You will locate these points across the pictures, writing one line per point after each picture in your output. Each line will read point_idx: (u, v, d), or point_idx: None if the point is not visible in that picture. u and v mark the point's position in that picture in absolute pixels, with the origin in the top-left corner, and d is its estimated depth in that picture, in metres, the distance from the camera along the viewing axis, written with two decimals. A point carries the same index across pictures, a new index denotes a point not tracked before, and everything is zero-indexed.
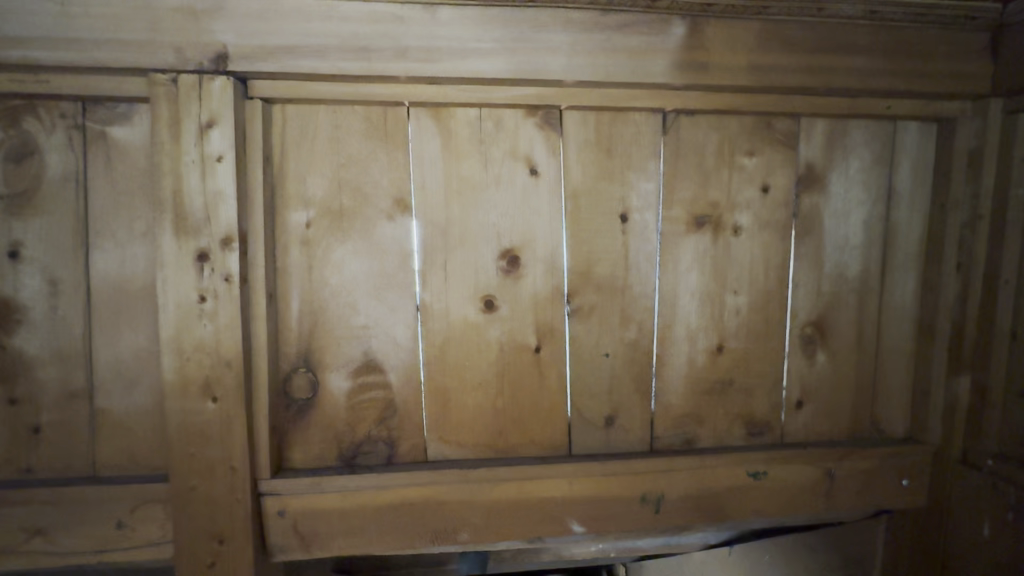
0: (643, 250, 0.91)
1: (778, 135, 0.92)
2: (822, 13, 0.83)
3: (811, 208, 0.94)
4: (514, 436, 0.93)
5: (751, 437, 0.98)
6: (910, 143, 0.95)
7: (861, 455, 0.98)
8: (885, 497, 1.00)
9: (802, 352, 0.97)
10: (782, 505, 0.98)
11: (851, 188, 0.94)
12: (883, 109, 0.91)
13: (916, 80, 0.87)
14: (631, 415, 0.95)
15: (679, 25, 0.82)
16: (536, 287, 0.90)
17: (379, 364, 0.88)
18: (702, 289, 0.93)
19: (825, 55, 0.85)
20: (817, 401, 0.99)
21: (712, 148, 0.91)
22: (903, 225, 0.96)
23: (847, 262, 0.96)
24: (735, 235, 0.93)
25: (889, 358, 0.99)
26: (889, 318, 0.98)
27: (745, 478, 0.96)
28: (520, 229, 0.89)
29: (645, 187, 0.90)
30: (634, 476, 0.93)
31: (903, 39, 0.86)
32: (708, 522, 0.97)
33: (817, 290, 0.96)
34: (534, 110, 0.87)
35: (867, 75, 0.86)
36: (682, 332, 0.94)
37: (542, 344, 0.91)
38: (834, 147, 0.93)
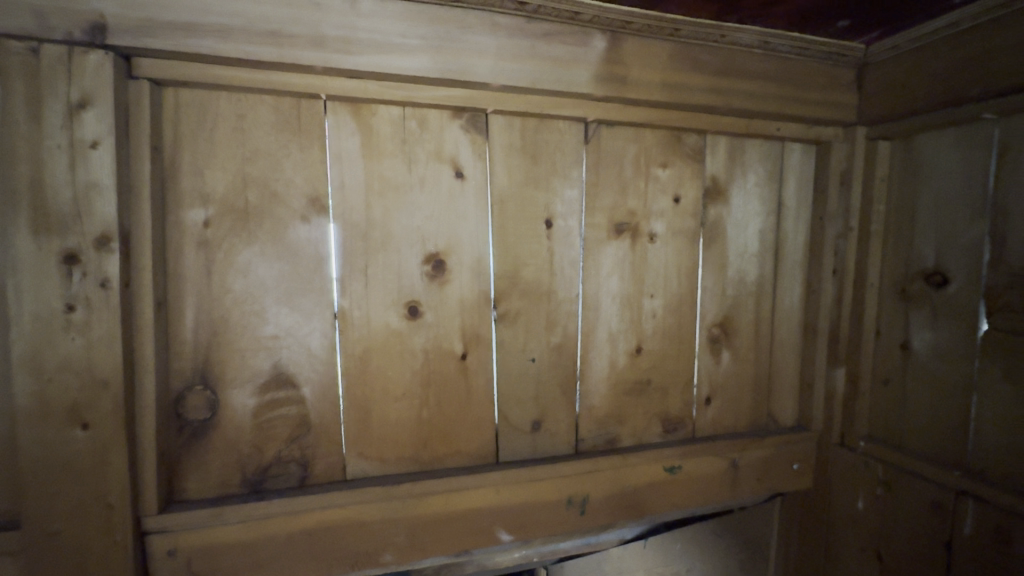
0: (567, 255, 0.93)
1: (687, 150, 0.99)
2: (724, 39, 0.91)
3: (716, 218, 1.02)
4: (440, 447, 0.90)
5: (666, 434, 1.04)
6: (795, 162, 1.06)
7: (760, 444, 1.07)
8: (780, 481, 1.10)
9: (709, 351, 1.04)
10: (694, 496, 1.04)
11: (749, 201, 1.04)
12: (774, 131, 1.01)
13: (800, 106, 0.98)
14: (556, 418, 0.96)
15: (599, 38, 0.85)
16: (461, 292, 0.88)
17: (290, 378, 0.81)
18: (622, 294, 0.97)
19: (726, 78, 0.93)
20: (723, 397, 1.07)
21: (630, 159, 0.96)
22: (790, 234, 1.07)
23: (746, 268, 1.05)
24: (651, 242, 0.98)
25: (781, 355, 1.10)
26: (781, 318, 1.09)
27: (662, 473, 1.01)
28: (446, 233, 0.86)
29: (568, 194, 0.92)
30: (560, 480, 0.94)
31: (789, 69, 0.97)
32: (629, 519, 1.00)
33: (721, 293, 1.04)
34: (460, 112, 0.85)
35: (761, 99, 0.95)
36: (604, 336, 0.97)
37: (468, 351, 0.89)
38: (735, 163, 1.02)
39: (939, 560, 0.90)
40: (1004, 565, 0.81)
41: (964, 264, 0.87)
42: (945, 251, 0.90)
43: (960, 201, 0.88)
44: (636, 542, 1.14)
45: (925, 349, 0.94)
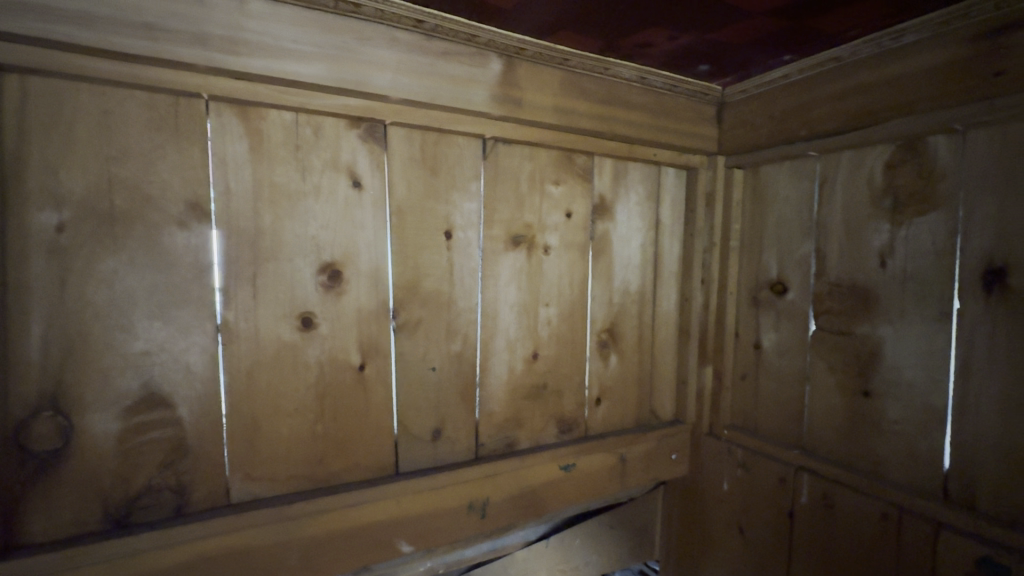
0: (466, 266, 0.96)
1: (578, 169, 1.07)
2: (607, 72, 1.00)
3: (603, 233, 1.11)
4: (336, 462, 0.87)
5: (562, 434, 1.10)
6: (670, 184, 1.20)
7: (644, 438, 1.18)
8: (661, 471, 1.22)
9: (599, 355, 1.13)
10: (586, 491, 1.12)
11: (632, 217, 1.15)
12: (651, 156, 1.13)
13: (671, 135, 1.11)
14: (457, 426, 0.97)
15: (495, 61, 0.90)
16: (359, 303, 0.87)
17: (164, 398, 0.74)
18: (519, 302, 1.02)
19: (608, 107, 1.03)
20: (612, 396, 1.16)
21: (525, 176, 1.01)
22: (667, 248, 1.20)
23: (630, 278, 1.16)
24: (546, 254, 1.05)
25: (661, 356, 1.22)
26: (660, 323, 1.21)
27: (557, 471, 1.07)
28: (343, 243, 0.85)
29: (467, 207, 0.96)
30: (461, 485, 0.96)
31: (663, 102, 1.09)
32: (528, 518, 1.05)
33: (609, 301, 1.13)
34: (358, 122, 0.85)
35: (639, 126, 1.07)
36: (502, 343, 1.01)
37: (367, 362, 0.88)
38: (619, 183, 1.12)
39: (784, 525, 1.05)
40: (829, 523, 0.97)
41: (798, 275, 1.04)
42: (785, 264, 1.07)
43: (795, 223, 1.05)
44: (538, 542, 1.17)
45: (772, 348, 1.10)
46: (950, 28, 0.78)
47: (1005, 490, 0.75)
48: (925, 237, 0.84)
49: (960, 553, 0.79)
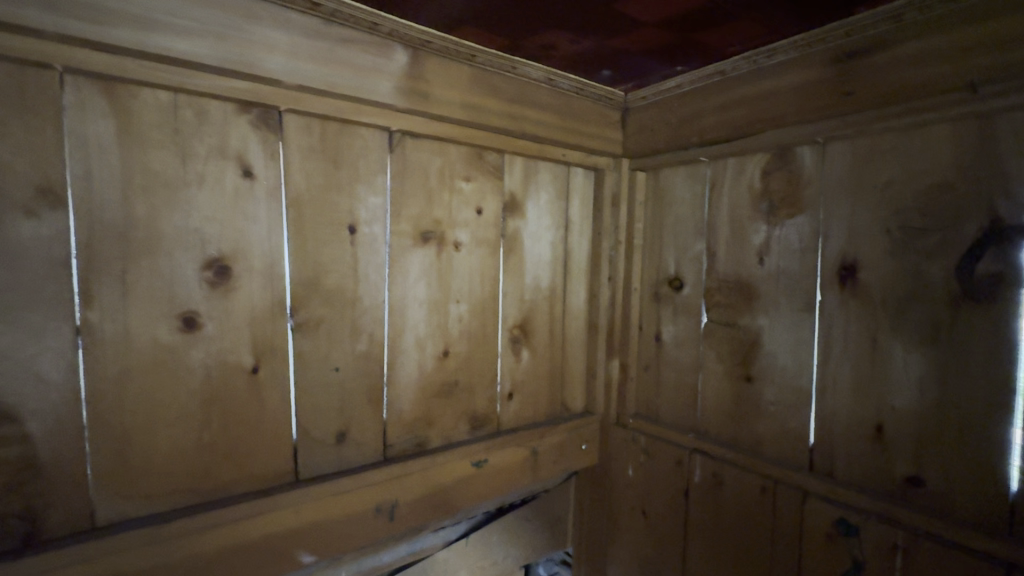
0: (372, 262, 0.93)
1: (488, 166, 1.07)
2: (515, 71, 1.02)
3: (513, 230, 1.13)
4: (226, 473, 0.81)
5: (474, 431, 1.10)
6: (579, 184, 1.24)
7: (555, 431, 1.21)
8: (573, 461, 1.26)
9: (510, 350, 1.15)
10: (499, 486, 1.13)
11: (542, 215, 1.18)
12: (560, 156, 1.16)
13: (577, 136, 1.15)
14: (363, 428, 0.94)
15: (400, 52, 0.89)
16: (251, 301, 0.81)
17: (8, 411, 0.64)
18: (429, 300, 1.01)
19: (516, 105, 1.05)
20: (523, 391, 1.18)
21: (435, 171, 1.00)
22: (576, 246, 1.25)
23: (541, 275, 1.18)
24: (456, 251, 1.04)
25: (571, 350, 1.26)
26: (570, 318, 1.25)
27: (469, 468, 1.07)
28: (231, 237, 0.79)
29: (372, 201, 0.93)
30: (367, 489, 0.93)
31: (570, 104, 1.13)
32: (440, 517, 1.04)
33: (520, 298, 1.15)
34: (248, 107, 0.79)
35: (545, 127, 1.10)
36: (411, 341, 0.99)
37: (261, 364, 0.83)
38: (529, 181, 1.14)
39: (681, 505, 1.13)
40: (718, 500, 1.05)
41: (692, 272, 1.13)
42: (681, 262, 1.15)
43: (689, 223, 1.13)
44: (458, 541, 1.18)
45: (670, 340, 1.17)
46: (812, 50, 0.88)
47: (855, 458, 0.86)
48: (794, 237, 0.94)
49: (823, 517, 0.89)
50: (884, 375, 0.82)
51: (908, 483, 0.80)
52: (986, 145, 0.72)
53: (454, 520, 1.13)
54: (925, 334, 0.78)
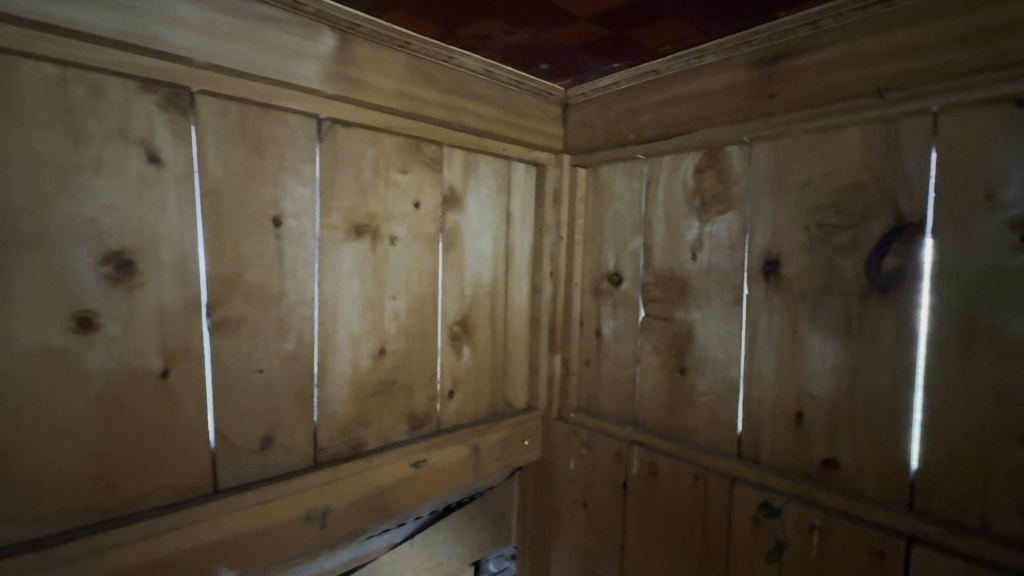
0: (300, 256, 0.88)
1: (426, 158, 1.04)
2: (452, 61, 1.00)
3: (452, 225, 1.10)
4: (133, 488, 0.74)
5: (412, 431, 1.07)
6: (520, 179, 1.23)
7: (496, 428, 1.21)
8: (516, 458, 1.26)
9: (451, 347, 1.12)
10: (438, 486, 1.11)
11: (483, 210, 1.16)
12: (501, 150, 1.15)
13: (518, 130, 1.14)
14: (291, 431, 0.89)
15: (327, 35, 0.84)
16: (160, 298, 0.74)
17: None
18: (363, 296, 0.97)
19: (453, 96, 1.03)
20: (464, 389, 1.16)
21: (369, 161, 0.96)
22: (517, 241, 1.24)
23: (481, 271, 1.17)
24: (392, 245, 1.00)
25: (513, 346, 1.26)
26: (512, 314, 1.24)
27: (407, 469, 1.04)
28: (135, 229, 0.72)
29: (299, 192, 0.87)
30: (296, 496, 0.88)
31: (509, 97, 1.12)
32: (377, 521, 1.01)
33: (460, 294, 1.13)
34: (154, 86, 0.72)
35: (484, 119, 1.08)
36: (345, 339, 0.95)
37: (172, 367, 0.76)
38: (469, 175, 1.12)
39: (619, 496, 1.15)
40: (653, 488, 1.08)
41: (630, 267, 1.15)
42: (620, 257, 1.17)
43: (627, 219, 1.15)
44: (403, 543, 1.14)
45: (610, 334, 1.19)
46: (738, 52, 0.91)
47: (778, 444, 0.91)
48: (724, 233, 0.97)
49: (748, 501, 0.93)
50: (804, 365, 0.87)
51: (824, 466, 0.85)
52: (892, 148, 0.77)
53: (400, 522, 1.10)
54: (839, 325, 0.83)
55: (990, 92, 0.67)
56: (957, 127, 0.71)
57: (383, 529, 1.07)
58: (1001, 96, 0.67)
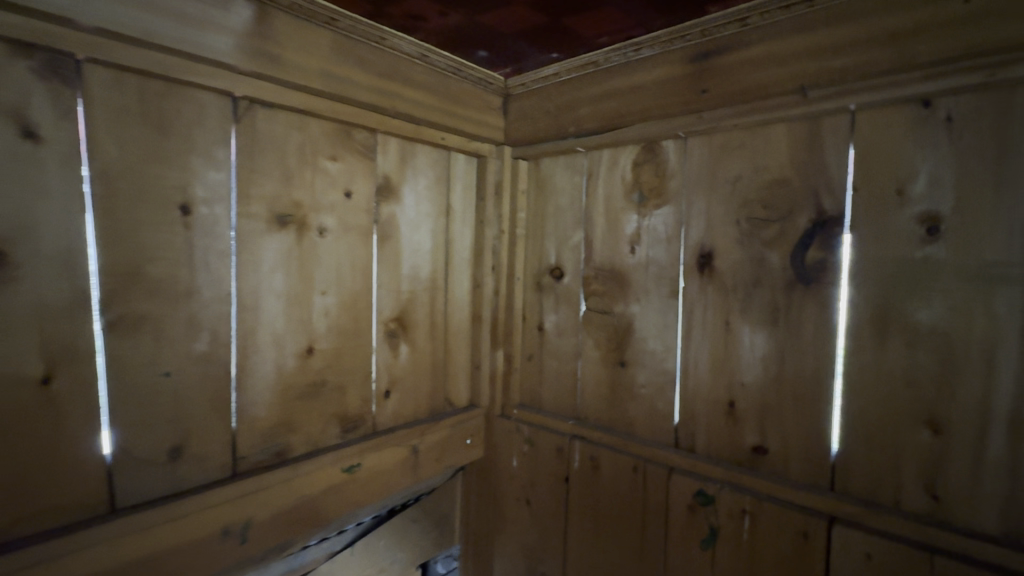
0: (213, 248, 0.80)
1: (358, 145, 0.98)
2: (384, 43, 0.95)
3: (387, 216, 1.05)
4: (8, 512, 0.64)
5: (345, 434, 1.01)
6: (460, 170, 1.19)
7: (436, 427, 1.16)
8: (457, 458, 1.22)
9: (387, 345, 1.07)
10: (375, 490, 1.05)
11: (421, 202, 1.11)
12: (439, 139, 1.11)
13: (456, 120, 1.11)
14: (205, 440, 0.81)
15: (241, 5, 0.77)
16: (39, 294, 0.65)
17: None
18: (288, 291, 0.90)
19: (386, 80, 0.97)
20: (402, 388, 1.11)
21: (293, 146, 0.89)
22: (458, 235, 1.20)
23: (419, 265, 1.12)
24: (320, 237, 0.94)
25: (454, 343, 1.22)
26: (453, 310, 1.21)
27: (340, 475, 0.99)
28: (6, 214, 0.62)
29: (212, 177, 0.80)
30: (211, 510, 0.81)
31: (447, 85, 1.08)
32: (306, 531, 0.94)
33: (397, 289, 1.08)
34: (29, 51, 0.63)
35: (421, 106, 1.04)
36: (267, 338, 0.88)
37: (57, 372, 0.67)
38: (405, 164, 1.07)
39: (561, 491, 1.14)
40: (594, 482, 1.08)
41: (571, 261, 1.14)
42: (561, 251, 1.16)
43: (568, 213, 1.14)
44: (343, 551, 1.08)
45: (552, 329, 1.18)
46: (673, 47, 0.92)
47: (712, 434, 0.93)
48: (660, 227, 0.98)
49: (684, 490, 0.94)
50: (735, 355, 0.89)
51: (755, 453, 0.88)
52: (814, 145, 0.80)
53: (340, 530, 1.03)
54: (767, 316, 0.85)
55: (900, 93, 0.71)
56: (872, 126, 0.75)
57: (321, 538, 1.00)
58: (909, 97, 0.71)
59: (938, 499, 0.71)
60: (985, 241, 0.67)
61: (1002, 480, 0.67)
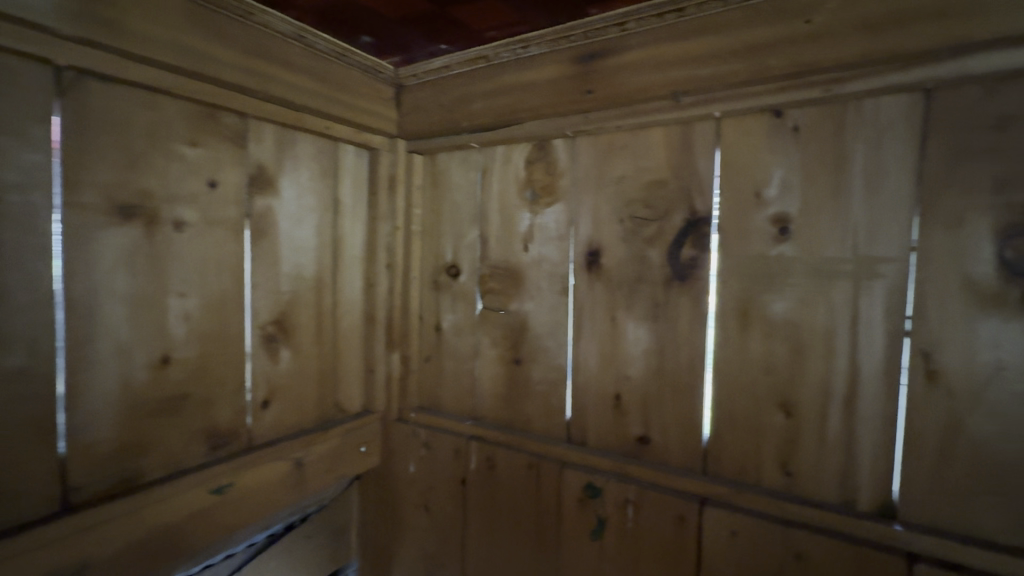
0: (29, 243, 0.68)
1: (224, 130, 0.89)
2: (252, 18, 0.86)
3: (263, 210, 0.96)
4: None
5: (214, 452, 0.91)
6: (348, 162, 1.12)
7: (325, 437, 1.09)
8: (350, 467, 1.15)
9: (264, 351, 0.98)
10: (252, 512, 0.96)
11: (303, 194, 1.03)
12: (323, 128, 1.03)
13: (342, 108, 1.04)
14: (23, 471, 0.69)
15: None
16: None
17: None
18: (136, 293, 0.79)
19: (256, 59, 0.88)
20: (283, 397, 1.02)
21: (139, 127, 0.78)
22: (347, 231, 1.13)
23: (303, 263, 1.04)
24: (177, 231, 0.83)
25: (345, 345, 1.15)
26: (343, 311, 1.14)
27: (207, 498, 0.88)
28: None
29: (27, 159, 0.67)
30: (32, 554, 0.68)
31: (330, 70, 1.01)
32: (166, 566, 0.83)
33: (276, 289, 0.99)
34: None
35: (299, 91, 0.96)
36: (108, 348, 0.76)
37: None
38: (283, 153, 0.99)
39: (459, 494, 1.12)
40: (491, 482, 1.07)
41: (467, 259, 1.12)
42: (458, 249, 1.13)
43: (464, 209, 1.12)
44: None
45: (450, 329, 1.15)
46: (560, 46, 0.92)
47: (601, 427, 0.95)
48: (552, 224, 0.99)
49: (576, 483, 0.96)
50: (622, 349, 0.92)
51: (639, 443, 0.91)
52: (687, 149, 0.84)
53: (229, 551, 0.97)
54: (648, 311, 0.89)
55: (757, 103, 0.77)
56: (735, 133, 0.80)
57: (206, 564, 0.93)
58: (764, 107, 0.77)
59: (791, 474, 0.78)
60: (824, 240, 0.74)
61: (840, 454, 0.74)
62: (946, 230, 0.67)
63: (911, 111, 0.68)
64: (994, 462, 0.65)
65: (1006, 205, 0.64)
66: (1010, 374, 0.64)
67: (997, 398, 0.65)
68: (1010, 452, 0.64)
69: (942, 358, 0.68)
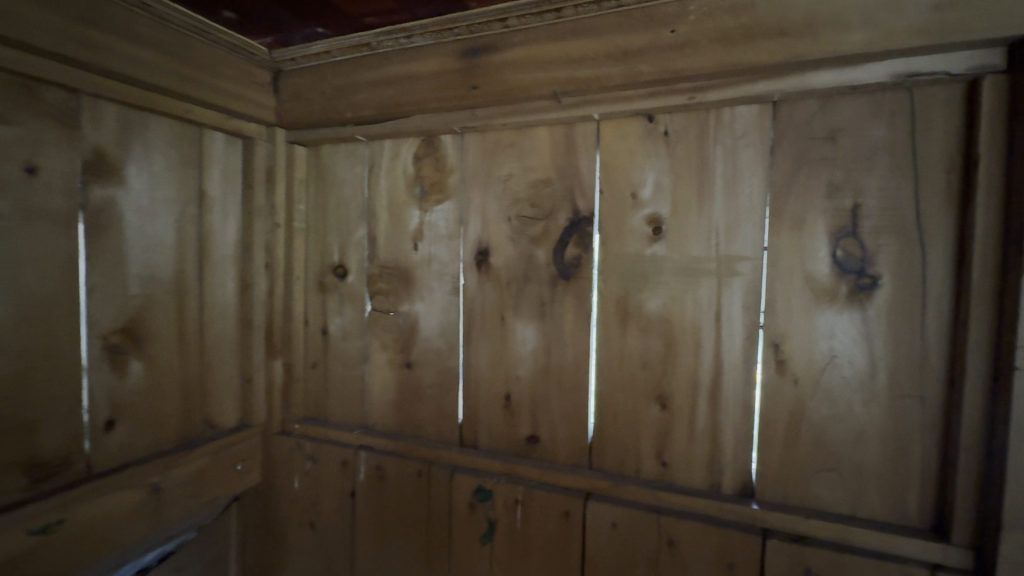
0: None
1: (47, 107, 0.75)
2: None
3: (101, 203, 0.83)
4: None
5: (36, 485, 0.77)
6: (217, 151, 1.01)
7: (189, 457, 0.97)
8: (223, 488, 1.04)
9: (107, 364, 0.85)
10: (92, 549, 0.83)
11: (157, 185, 0.91)
12: (182, 111, 0.92)
13: (207, 91, 0.93)
14: None
15: None
16: None
17: None
18: None
19: (93, 28, 0.76)
20: (134, 415, 0.90)
21: None
22: (217, 227, 1.02)
23: (158, 263, 0.92)
24: None
25: (214, 354, 1.04)
26: (212, 316, 1.02)
27: (29, 540, 0.74)
28: None
29: None
30: None
31: (189, 46, 0.90)
32: None
33: (122, 293, 0.87)
34: None
35: (150, 67, 0.84)
36: None
37: None
38: (129, 138, 0.86)
39: (348, 507, 1.05)
40: (381, 492, 1.02)
41: (355, 258, 1.05)
42: (345, 247, 1.06)
43: (351, 205, 1.05)
44: None
45: (337, 332, 1.08)
46: (445, 38, 0.90)
47: (493, 428, 0.94)
48: (441, 222, 0.96)
49: (466, 488, 0.94)
50: (512, 349, 0.91)
51: (529, 442, 0.91)
52: (570, 149, 0.86)
53: None
54: (536, 310, 0.89)
55: (630, 107, 0.80)
56: (613, 135, 0.83)
57: None
58: (634, 112, 0.81)
59: (666, 464, 0.82)
60: (691, 240, 0.78)
61: (707, 441, 0.79)
62: (790, 231, 0.73)
63: (762, 122, 0.74)
64: (830, 441, 0.73)
65: (837, 209, 0.71)
66: (841, 362, 0.71)
67: (832, 384, 0.72)
68: (841, 431, 0.72)
69: (789, 348, 0.74)
